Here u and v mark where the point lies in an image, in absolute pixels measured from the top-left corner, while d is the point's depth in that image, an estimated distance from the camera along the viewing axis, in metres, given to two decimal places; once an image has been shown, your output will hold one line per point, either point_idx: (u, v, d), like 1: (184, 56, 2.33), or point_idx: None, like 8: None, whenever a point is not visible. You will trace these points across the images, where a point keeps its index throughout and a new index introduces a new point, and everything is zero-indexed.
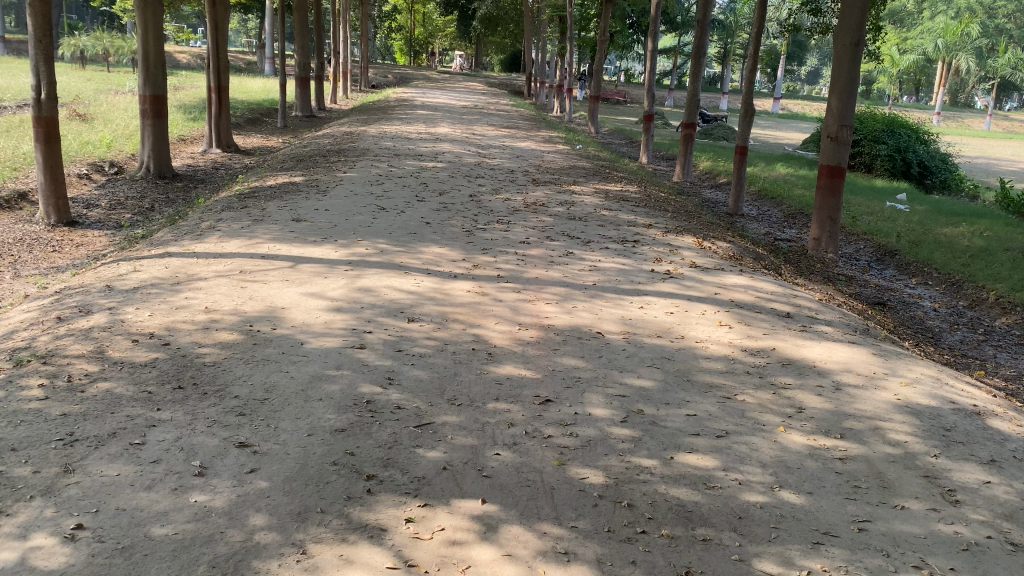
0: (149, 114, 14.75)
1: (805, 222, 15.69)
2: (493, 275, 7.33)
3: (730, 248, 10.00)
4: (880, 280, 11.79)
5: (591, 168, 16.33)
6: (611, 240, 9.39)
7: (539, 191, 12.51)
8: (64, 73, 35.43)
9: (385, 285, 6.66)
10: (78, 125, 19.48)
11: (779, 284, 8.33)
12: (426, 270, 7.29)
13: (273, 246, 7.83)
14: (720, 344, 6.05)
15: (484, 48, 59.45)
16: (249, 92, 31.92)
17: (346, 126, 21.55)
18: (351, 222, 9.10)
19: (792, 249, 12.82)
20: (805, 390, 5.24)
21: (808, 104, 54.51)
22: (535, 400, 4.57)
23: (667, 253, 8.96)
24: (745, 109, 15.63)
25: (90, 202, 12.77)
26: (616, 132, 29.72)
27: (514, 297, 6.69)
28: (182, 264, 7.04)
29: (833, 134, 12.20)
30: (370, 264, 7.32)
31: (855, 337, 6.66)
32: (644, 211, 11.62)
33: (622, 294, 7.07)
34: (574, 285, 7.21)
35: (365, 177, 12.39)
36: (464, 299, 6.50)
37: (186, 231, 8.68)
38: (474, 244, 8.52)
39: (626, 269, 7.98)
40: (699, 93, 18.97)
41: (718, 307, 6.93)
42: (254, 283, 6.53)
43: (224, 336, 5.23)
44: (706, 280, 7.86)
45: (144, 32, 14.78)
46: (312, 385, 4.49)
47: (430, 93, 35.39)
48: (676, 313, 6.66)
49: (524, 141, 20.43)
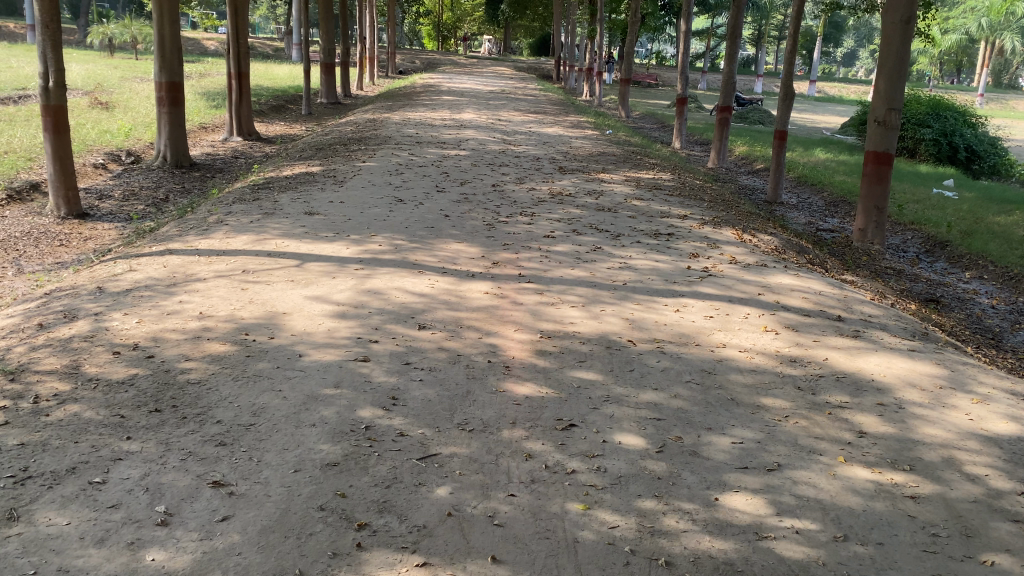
0: (166, 101, 14.36)
1: (847, 211, 14.94)
2: (514, 274, 6.78)
3: (771, 242, 9.35)
4: (931, 274, 11.07)
5: (621, 155, 15.69)
6: (642, 233, 8.80)
7: (566, 180, 11.91)
8: (90, 61, 35.27)
9: (396, 287, 6.15)
10: (98, 114, 19.19)
11: (826, 282, 7.69)
12: (442, 269, 6.77)
13: (281, 241, 7.35)
14: (765, 355, 5.46)
15: (513, 32, 58.66)
16: (276, 79, 31.58)
17: (371, 113, 21.10)
18: (366, 215, 8.61)
19: (835, 240, 12.12)
20: (864, 410, 4.63)
21: (846, 86, 53.04)
22: (557, 424, 4.03)
23: (703, 248, 8.35)
24: (784, 92, 14.86)
25: (104, 193, 12.41)
26: (647, 116, 28.94)
27: (536, 300, 6.15)
28: (182, 263, 6.58)
29: (881, 118, 11.46)
30: (382, 262, 6.81)
31: (914, 345, 6.02)
32: (678, 201, 10.98)
33: (654, 295, 6.50)
34: (602, 286, 6.64)
35: (384, 166, 11.87)
36: (482, 302, 5.98)
37: (192, 226, 8.23)
38: (495, 239, 7.98)
39: (659, 266, 7.39)
40: (734, 76, 18.20)
41: (762, 311, 6.34)
42: (256, 284, 6.04)
43: (216, 348, 4.75)
44: (746, 279, 7.25)
45: (160, 18, 14.34)
46: (306, 408, 3.97)
47: (458, 78, 34.89)
48: (716, 319, 6.08)
49: (552, 127, 19.82)
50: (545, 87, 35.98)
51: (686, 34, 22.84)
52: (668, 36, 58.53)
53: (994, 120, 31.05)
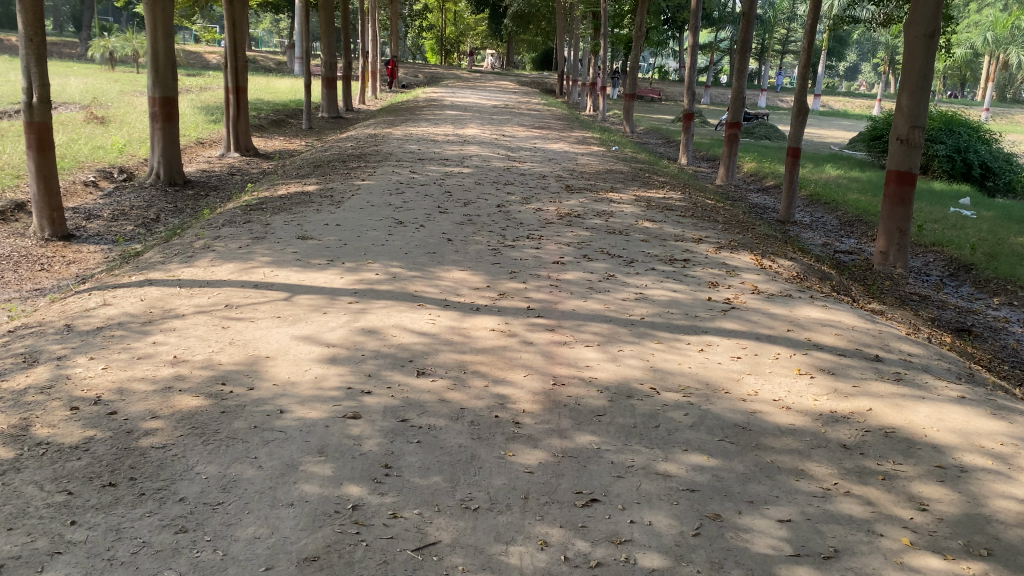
0: (159, 117, 13.86)
1: (863, 230, 14.41)
2: (521, 307, 6.25)
3: (793, 268, 8.80)
4: (958, 299, 10.51)
5: (629, 172, 15.19)
6: (657, 259, 8.27)
7: (573, 199, 11.37)
8: (89, 75, 34.90)
9: (393, 324, 5.61)
10: (92, 129, 18.69)
11: (857, 315, 7.14)
12: (443, 301, 6.23)
13: (270, 270, 6.80)
14: (802, 406, 4.92)
15: (515, 45, 58.41)
16: (276, 92, 31.14)
17: (371, 128, 20.63)
18: (363, 239, 8.07)
19: (854, 263, 11.57)
20: (923, 476, 4.10)
21: (851, 99, 52.59)
22: (577, 500, 3.49)
23: (722, 275, 7.81)
24: (798, 108, 14.34)
25: (92, 213, 11.90)
26: (653, 131, 28.48)
27: (547, 338, 5.62)
28: (161, 296, 6.04)
29: (903, 136, 10.93)
30: (379, 294, 6.28)
31: (962, 390, 5.48)
32: (692, 223, 10.43)
33: (676, 332, 5.96)
34: (618, 321, 6.10)
35: (383, 184, 11.35)
36: (487, 341, 5.44)
37: (177, 252, 7.71)
38: (501, 265, 7.45)
39: (676, 297, 6.85)
40: (744, 90, 17.67)
41: (793, 351, 5.82)
42: (239, 321, 5.51)
43: (189, 402, 4.21)
44: (772, 312, 6.71)
45: (153, 30, 13.83)
46: (285, 482, 3.42)
47: (461, 93, 34.47)
48: (744, 360, 5.54)
49: (556, 143, 19.32)
50: (549, 101, 35.54)
51: (693, 48, 22.38)
52: (671, 50, 58.25)
53: (1006, 136, 30.54)
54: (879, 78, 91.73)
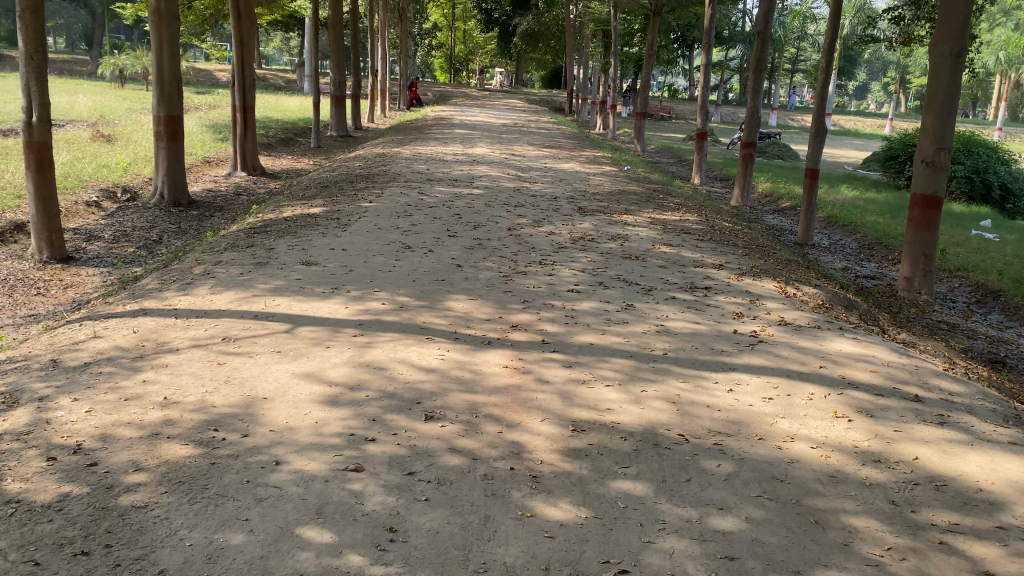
0: (164, 136, 13.62)
1: (884, 254, 14.02)
2: (535, 340, 5.89)
3: (818, 296, 8.42)
4: (987, 327, 10.10)
5: (642, 193, 14.86)
6: (675, 286, 7.91)
7: (587, 222, 11.03)
8: (99, 92, 34.88)
9: (399, 360, 5.25)
10: (98, 147, 18.47)
11: (890, 349, 6.74)
12: (452, 333, 5.87)
13: (271, 300, 6.47)
14: (843, 454, 4.51)
15: (525, 65, 58.38)
16: (286, 111, 30.99)
17: (380, 147, 20.38)
18: (369, 265, 7.75)
19: (878, 289, 11.18)
20: (983, 539, 3.71)
21: (862, 119, 52.22)
22: (604, 571, 3.12)
23: (745, 305, 7.44)
24: (816, 129, 14.00)
25: (93, 234, 11.63)
26: (664, 150, 28.16)
27: (564, 376, 5.25)
28: (156, 328, 5.70)
29: (929, 159, 10.58)
30: (385, 326, 5.93)
31: (1012, 433, 5.07)
32: (710, 247, 10.08)
33: (701, 369, 5.59)
34: (639, 356, 5.72)
35: (391, 207, 11.04)
36: (501, 379, 5.08)
37: (176, 279, 7.38)
38: (513, 294, 7.11)
39: (699, 330, 6.47)
40: (759, 110, 17.36)
41: (828, 390, 5.43)
42: (236, 356, 5.16)
43: (177, 452, 3.86)
44: (801, 345, 6.33)
45: (159, 47, 13.62)
46: (278, 550, 3.07)
47: (470, 111, 34.28)
48: (777, 403, 5.15)
49: (568, 163, 19.01)
50: (558, 120, 35.33)
51: (706, 66, 22.10)
52: (681, 68, 58.14)
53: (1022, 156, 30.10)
54: (890, 96, 91.42)
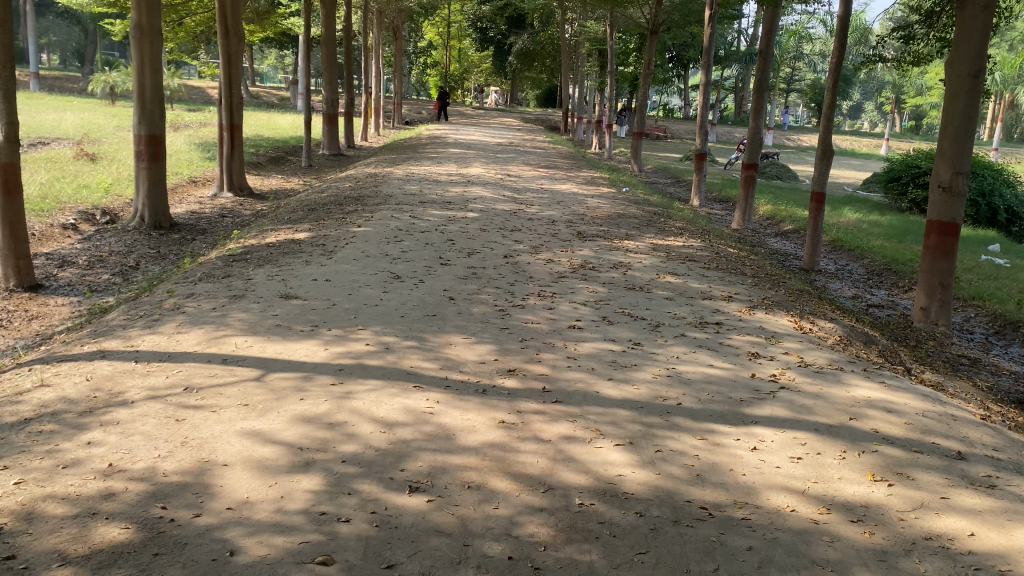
0: (145, 156, 13.07)
1: (893, 282, 13.49)
2: (534, 388, 5.28)
3: (835, 331, 7.87)
4: (1009, 362, 9.55)
5: (643, 216, 14.35)
6: (684, 322, 7.35)
7: (586, 248, 10.49)
8: (89, 109, 34.37)
9: (381, 414, 4.63)
10: (81, 167, 17.90)
11: (921, 394, 6.15)
12: (441, 380, 5.26)
13: (243, 341, 5.87)
14: (889, 528, 3.90)
15: (520, 84, 58.10)
16: (278, 129, 30.53)
17: (373, 167, 19.86)
18: (355, 299, 7.18)
19: (892, 320, 10.64)
20: None
21: (858, 139, 52.00)
22: None
23: (761, 344, 6.88)
24: (822, 151, 13.50)
25: (67, 259, 11.06)
26: (661, 171, 27.74)
27: (567, 430, 4.64)
28: (112, 376, 5.11)
29: (945, 184, 10.07)
30: (367, 372, 5.33)
31: None
32: (717, 276, 9.54)
33: (719, 422, 5.00)
34: (650, 407, 5.12)
35: (381, 232, 10.50)
36: (496, 435, 4.47)
37: (143, 314, 6.79)
38: (509, 332, 6.52)
39: (713, 375, 5.88)
40: (761, 131, 16.88)
41: (863, 447, 4.84)
42: (197, 411, 4.56)
43: (112, 538, 3.26)
44: (827, 393, 5.74)
45: (141, 64, 13.08)
46: None
47: (465, 130, 33.81)
48: (806, 464, 4.55)
49: (564, 184, 18.49)
50: (554, 139, 34.92)
51: (704, 86, 21.65)
52: (676, 88, 58.01)
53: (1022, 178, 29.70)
54: (882, 118, 91.75)
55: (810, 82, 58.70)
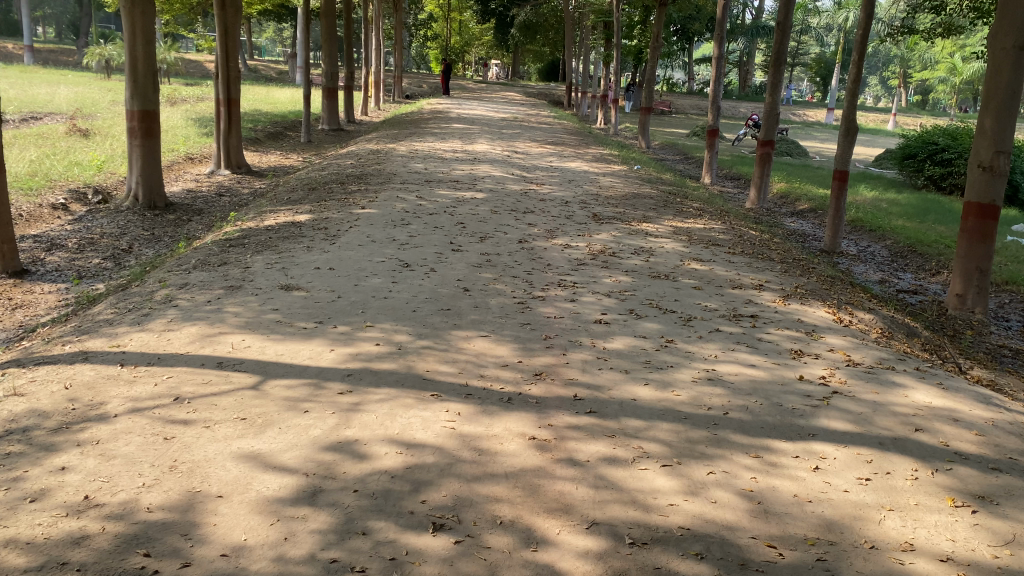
0: (138, 132, 12.45)
1: (918, 264, 12.93)
2: (564, 395, 4.76)
3: (877, 324, 7.31)
4: None
5: (657, 196, 13.77)
6: (717, 315, 6.81)
7: (604, 232, 9.92)
8: (84, 83, 33.53)
9: (396, 430, 4.11)
10: (73, 143, 17.27)
11: (983, 397, 5.61)
12: (460, 388, 4.73)
13: (241, 341, 5.34)
14: (984, 570, 3.40)
15: (522, 57, 57.13)
16: (277, 103, 29.80)
17: (375, 143, 19.23)
18: (362, 290, 6.63)
19: (925, 306, 9.97)
20: None
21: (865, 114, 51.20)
22: None
23: (802, 340, 6.34)
24: (846, 127, 12.84)
25: (56, 242, 10.49)
26: (669, 147, 27.07)
27: (607, 449, 4.11)
28: (93, 383, 4.57)
29: (986, 163, 9.28)
30: (380, 378, 4.79)
31: None
32: (744, 263, 8.99)
33: (773, 436, 4.49)
34: (694, 419, 4.60)
35: (386, 214, 9.93)
36: (528, 456, 3.96)
37: (132, 307, 6.23)
38: (531, 329, 5.98)
39: (758, 378, 5.36)
40: (778, 106, 16.21)
41: (937, 468, 4.33)
42: (189, 427, 4.04)
43: None
44: (883, 399, 5.22)
45: (132, 36, 12.41)
46: None
47: (468, 105, 33.09)
48: (876, 488, 4.05)
49: (574, 161, 17.89)
50: (558, 114, 34.22)
51: (717, 59, 20.91)
52: (680, 62, 56.93)
53: None
54: (888, 91, 90.64)
55: (816, 55, 57.68)
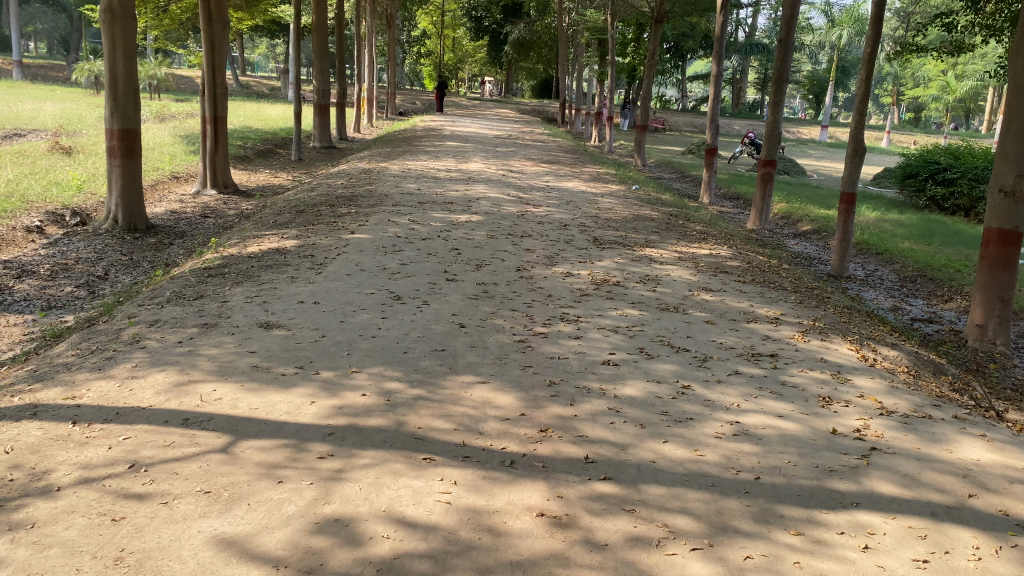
0: (118, 152, 11.94)
1: (929, 290, 12.45)
2: (574, 457, 4.20)
3: (902, 361, 6.79)
4: None
5: (659, 218, 13.28)
6: (734, 355, 6.28)
7: (607, 258, 9.43)
8: (71, 99, 32.95)
9: (384, 505, 3.55)
10: (53, 161, 16.70)
11: None
12: (457, 449, 4.18)
13: (211, 392, 4.77)
14: None
15: (516, 74, 56.83)
16: (267, 120, 29.30)
17: (366, 161, 18.76)
18: (349, 328, 6.08)
19: (942, 338, 9.46)
20: None
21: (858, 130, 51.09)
22: None
23: (829, 383, 5.82)
24: (853, 148, 12.33)
25: (26, 268, 9.90)
26: (665, 165, 26.66)
27: (629, 528, 3.55)
28: (38, 447, 4.00)
29: (1008, 188, 8.69)
30: (368, 438, 4.23)
31: None
32: (757, 293, 8.50)
33: (812, 506, 3.94)
34: (723, 485, 4.04)
35: (377, 239, 9.42)
36: (538, 539, 3.40)
37: (95, 349, 5.64)
38: (533, 373, 5.43)
39: (787, 432, 4.81)
40: (780, 125, 15.76)
41: (1003, 545, 3.77)
42: (144, 504, 3.47)
43: None
44: (929, 456, 4.67)
45: (113, 52, 11.93)
46: None
47: (461, 122, 32.64)
48: (937, 572, 3.50)
49: (571, 181, 17.40)
50: (552, 131, 33.84)
51: (715, 76, 20.48)
52: (674, 79, 56.73)
53: None
54: (882, 106, 90.67)
55: (809, 71, 57.64)
